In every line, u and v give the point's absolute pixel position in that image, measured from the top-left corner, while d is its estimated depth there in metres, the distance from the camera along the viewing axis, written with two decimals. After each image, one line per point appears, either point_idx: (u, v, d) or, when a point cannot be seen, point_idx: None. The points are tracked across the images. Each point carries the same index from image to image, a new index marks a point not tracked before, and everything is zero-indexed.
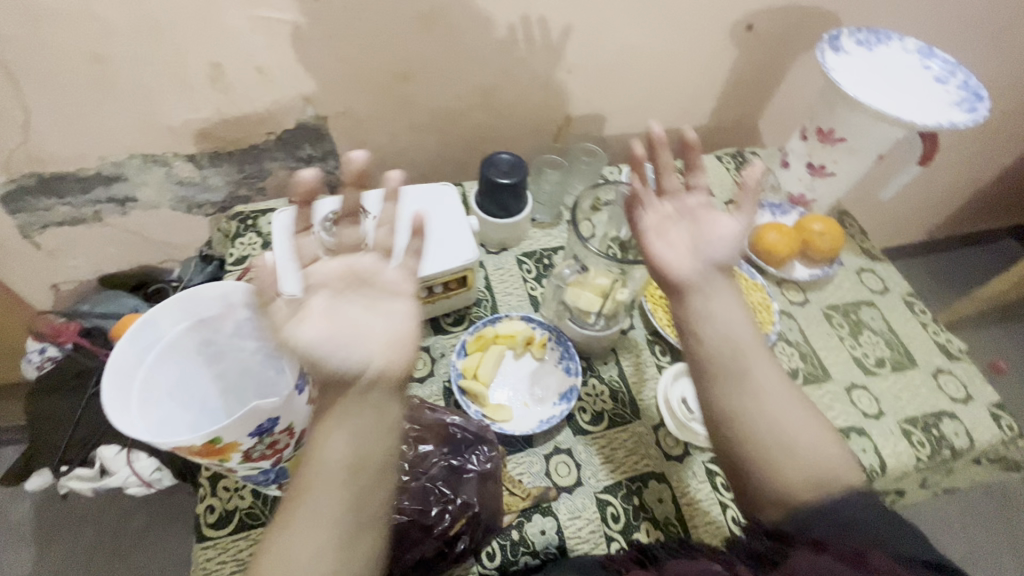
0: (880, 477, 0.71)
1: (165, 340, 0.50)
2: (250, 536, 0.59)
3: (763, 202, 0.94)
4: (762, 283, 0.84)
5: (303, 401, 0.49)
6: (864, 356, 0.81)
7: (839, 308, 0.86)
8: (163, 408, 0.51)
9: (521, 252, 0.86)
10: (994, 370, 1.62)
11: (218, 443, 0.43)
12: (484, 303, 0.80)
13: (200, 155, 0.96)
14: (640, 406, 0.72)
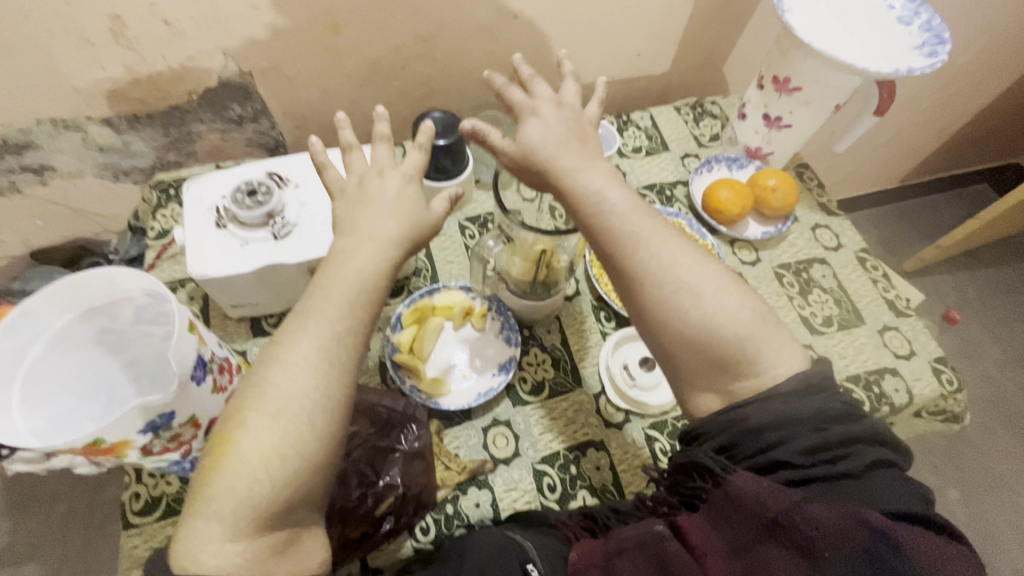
0: None
1: (52, 331, 0.47)
2: (178, 521, 0.58)
3: (718, 156, 0.90)
4: (711, 243, 0.81)
5: (203, 392, 0.46)
6: (812, 315, 0.80)
7: (790, 267, 0.84)
8: (58, 401, 0.48)
9: (463, 216, 0.82)
10: (949, 321, 1.64)
11: (103, 444, 0.41)
12: (424, 272, 0.77)
13: (117, 119, 0.88)
14: (582, 374, 0.71)
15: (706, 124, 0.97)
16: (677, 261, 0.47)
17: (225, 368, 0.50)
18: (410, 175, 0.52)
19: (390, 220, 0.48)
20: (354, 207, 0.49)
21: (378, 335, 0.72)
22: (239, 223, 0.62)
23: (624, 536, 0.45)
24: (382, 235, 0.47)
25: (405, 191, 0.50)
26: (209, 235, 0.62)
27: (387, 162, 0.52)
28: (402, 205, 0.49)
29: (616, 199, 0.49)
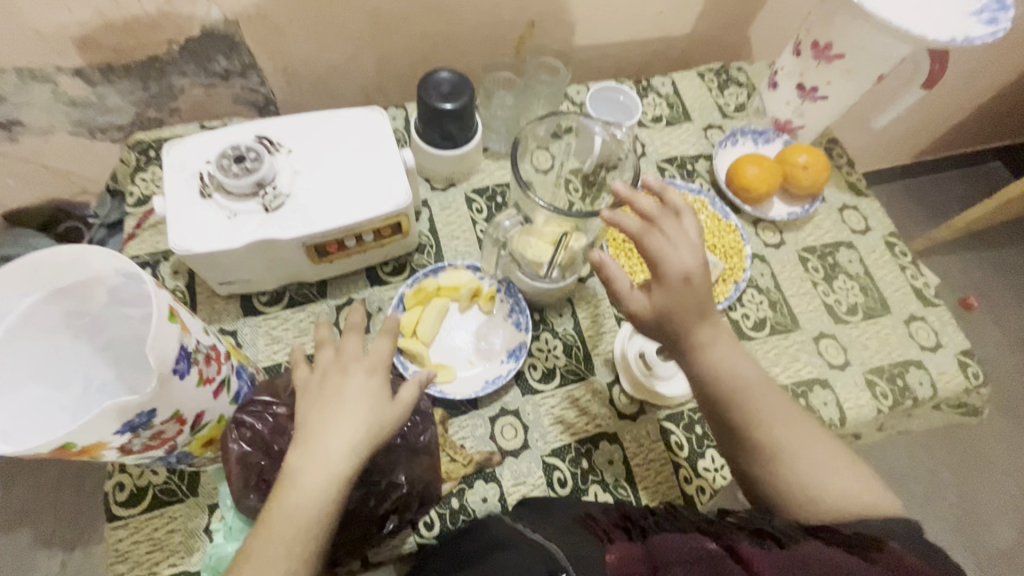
0: (839, 430, 0.69)
1: (16, 313, 0.43)
2: (165, 513, 0.54)
3: (744, 128, 0.84)
4: (735, 224, 0.76)
5: (187, 386, 0.42)
6: (836, 303, 0.76)
7: (815, 251, 0.79)
8: (26, 389, 0.44)
9: (470, 188, 0.76)
10: (966, 306, 1.57)
11: (75, 447, 0.36)
12: (428, 249, 0.72)
13: (90, 70, 0.80)
14: (595, 362, 0.67)
15: (732, 92, 0.90)
16: (800, 433, 0.49)
17: (212, 356, 0.46)
18: (375, 366, 0.46)
19: (346, 426, 0.42)
20: (312, 404, 0.44)
21: (379, 317, 0.67)
22: (225, 193, 0.56)
23: (670, 549, 0.41)
24: (335, 448, 0.41)
25: (369, 388, 0.44)
26: (192, 204, 0.56)
27: (351, 354, 0.46)
28: (361, 406, 0.43)
29: (749, 369, 0.51)
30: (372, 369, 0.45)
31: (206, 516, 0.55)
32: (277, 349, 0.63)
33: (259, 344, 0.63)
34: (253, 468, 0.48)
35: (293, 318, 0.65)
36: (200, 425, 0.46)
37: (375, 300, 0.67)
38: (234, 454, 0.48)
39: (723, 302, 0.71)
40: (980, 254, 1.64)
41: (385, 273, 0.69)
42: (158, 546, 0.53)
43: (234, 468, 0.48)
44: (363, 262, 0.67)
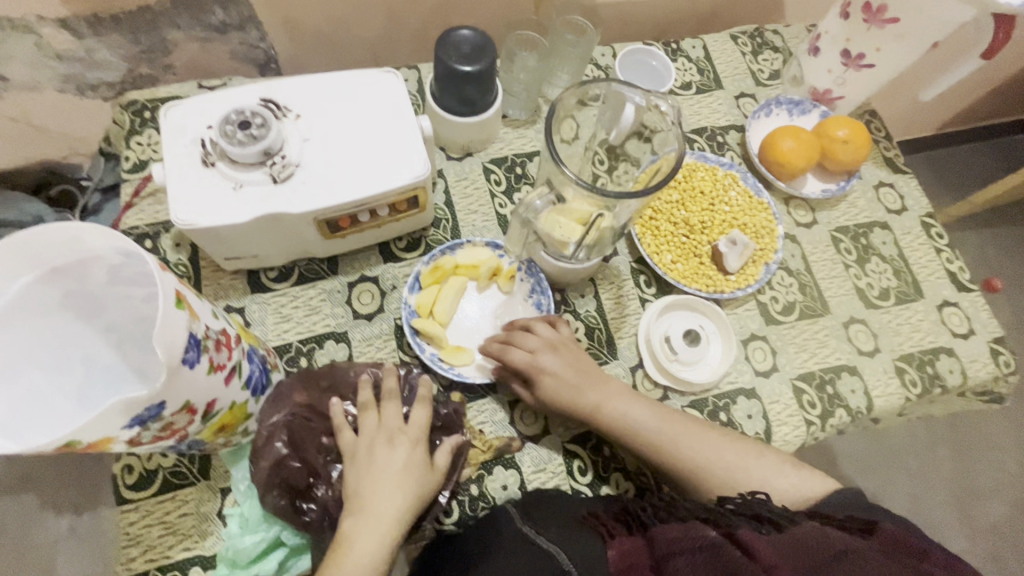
0: (865, 418, 0.67)
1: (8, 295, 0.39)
2: (177, 497, 0.53)
3: (780, 97, 0.79)
4: (767, 201, 0.72)
5: (198, 376, 0.39)
6: (868, 286, 0.73)
7: (849, 231, 0.75)
8: (25, 376, 0.41)
9: (488, 158, 0.72)
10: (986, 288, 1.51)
11: (80, 443, 0.34)
12: (443, 223, 0.68)
13: (75, 20, 0.73)
14: (619, 345, 0.65)
15: (766, 58, 0.85)
16: (724, 446, 0.54)
17: (223, 342, 0.43)
18: (417, 437, 0.53)
19: (395, 494, 0.49)
20: (363, 475, 0.50)
21: (392, 295, 0.64)
22: (230, 162, 0.52)
23: (673, 538, 0.41)
24: (385, 515, 0.47)
25: (414, 460, 0.51)
26: (194, 173, 0.52)
27: (392, 427, 0.53)
28: (407, 477, 0.50)
29: (653, 417, 0.56)
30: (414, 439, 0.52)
31: (219, 500, 0.53)
32: (288, 328, 0.60)
33: (268, 323, 0.60)
34: (285, 469, 0.51)
35: (303, 296, 0.62)
36: (212, 414, 0.43)
37: (389, 277, 0.64)
38: (272, 452, 0.52)
39: (753, 285, 0.68)
40: (1000, 229, 1.60)
41: (399, 248, 0.66)
42: (171, 530, 0.52)
43: (268, 465, 0.51)
44: (377, 237, 0.63)
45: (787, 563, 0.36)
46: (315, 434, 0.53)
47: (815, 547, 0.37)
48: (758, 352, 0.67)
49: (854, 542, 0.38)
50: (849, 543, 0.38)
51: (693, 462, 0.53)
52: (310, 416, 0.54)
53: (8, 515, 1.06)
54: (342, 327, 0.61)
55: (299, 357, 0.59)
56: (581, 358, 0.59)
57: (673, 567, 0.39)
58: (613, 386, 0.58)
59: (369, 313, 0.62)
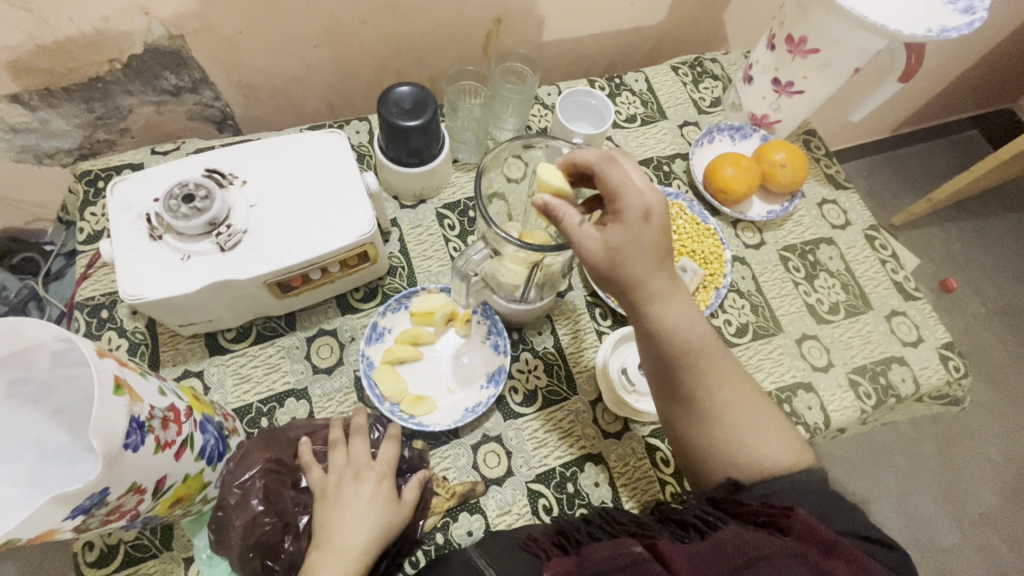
0: (823, 433, 0.68)
1: None
2: (140, 570, 0.53)
3: (720, 124, 0.82)
4: (713, 226, 0.75)
5: (143, 457, 0.40)
6: (818, 302, 0.75)
7: (796, 249, 0.78)
8: None
9: (441, 203, 0.74)
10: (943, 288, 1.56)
11: (21, 540, 0.35)
12: (399, 271, 0.69)
13: (27, 96, 0.74)
14: (578, 379, 0.66)
15: (706, 86, 0.88)
16: (740, 391, 0.48)
17: (171, 418, 0.43)
18: (385, 472, 0.53)
19: (361, 527, 0.48)
20: (328, 511, 0.50)
21: (352, 347, 0.65)
22: (176, 233, 0.53)
23: (601, 558, 0.40)
24: (350, 549, 0.47)
25: (378, 494, 0.51)
26: (141, 247, 0.53)
27: (359, 463, 0.53)
28: (372, 512, 0.50)
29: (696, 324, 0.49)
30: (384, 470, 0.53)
31: (182, 569, 0.53)
32: (247, 388, 0.61)
33: (227, 385, 0.61)
34: (259, 526, 0.52)
35: (262, 355, 0.63)
36: (164, 490, 0.44)
37: (347, 329, 0.65)
38: (246, 511, 0.52)
39: (706, 310, 0.70)
40: (959, 224, 1.64)
41: (356, 299, 0.67)
42: None
43: (242, 524, 0.52)
44: (334, 290, 0.64)
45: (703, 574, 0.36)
46: (287, 486, 0.54)
47: (729, 558, 0.37)
48: None
49: (768, 542, 0.37)
50: (761, 546, 0.37)
51: (709, 378, 0.47)
52: (281, 467, 0.55)
53: None
54: (302, 383, 0.62)
55: (260, 418, 0.60)
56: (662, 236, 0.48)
57: None
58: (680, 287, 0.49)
59: (329, 367, 0.63)
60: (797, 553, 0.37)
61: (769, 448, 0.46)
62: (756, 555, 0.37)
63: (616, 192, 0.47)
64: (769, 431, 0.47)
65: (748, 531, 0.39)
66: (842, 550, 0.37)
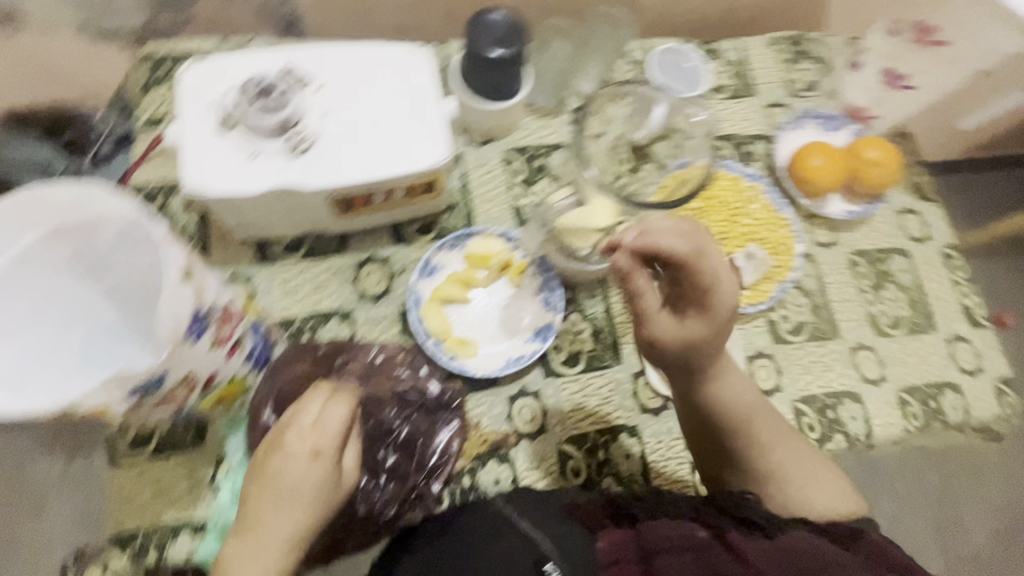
0: (862, 445, 0.67)
1: (16, 249, 0.39)
2: (171, 461, 0.53)
3: (813, 110, 0.77)
4: (790, 216, 0.70)
5: (201, 350, 0.39)
6: (881, 313, 0.72)
7: (868, 255, 0.74)
8: (27, 335, 0.41)
9: (509, 146, 0.70)
10: None
11: (81, 408, 0.34)
12: (458, 209, 0.66)
13: None
14: (623, 350, 0.64)
15: (804, 66, 0.82)
16: (787, 444, 0.49)
17: (229, 316, 0.42)
18: (321, 449, 0.42)
19: (287, 519, 0.40)
20: (252, 488, 0.41)
21: (400, 279, 0.63)
22: (247, 129, 0.51)
23: (664, 535, 0.41)
24: (275, 543, 0.40)
25: (309, 478, 0.41)
26: (209, 138, 0.50)
27: (299, 424, 0.42)
28: (301, 501, 0.41)
29: (745, 391, 0.49)
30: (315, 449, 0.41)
31: (212, 468, 0.53)
32: (292, 303, 0.60)
33: (272, 296, 0.60)
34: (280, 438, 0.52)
35: (310, 271, 0.61)
36: (212, 386, 0.43)
37: (398, 260, 0.63)
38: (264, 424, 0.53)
39: (765, 302, 0.67)
40: None
41: (411, 231, 0.65)
42: (164, 492, 0.52)
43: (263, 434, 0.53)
44: (392, 217, 0.62)
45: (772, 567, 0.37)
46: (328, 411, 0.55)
47: (797, 555, 0.38)
48: (761, 369, 0.66)
49: (838, 552, 0.38)
50: (829, 552, 0.38)
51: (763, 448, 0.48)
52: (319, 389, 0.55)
53: None
54: (347, 306, 0.61)
55: (302, 334, 0.59)
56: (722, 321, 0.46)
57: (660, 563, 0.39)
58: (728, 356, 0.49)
59: (376, 295, 0.62)
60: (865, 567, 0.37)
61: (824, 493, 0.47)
62: (825, 558, 0.37)
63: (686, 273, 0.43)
64: (823, 482, 0.48)
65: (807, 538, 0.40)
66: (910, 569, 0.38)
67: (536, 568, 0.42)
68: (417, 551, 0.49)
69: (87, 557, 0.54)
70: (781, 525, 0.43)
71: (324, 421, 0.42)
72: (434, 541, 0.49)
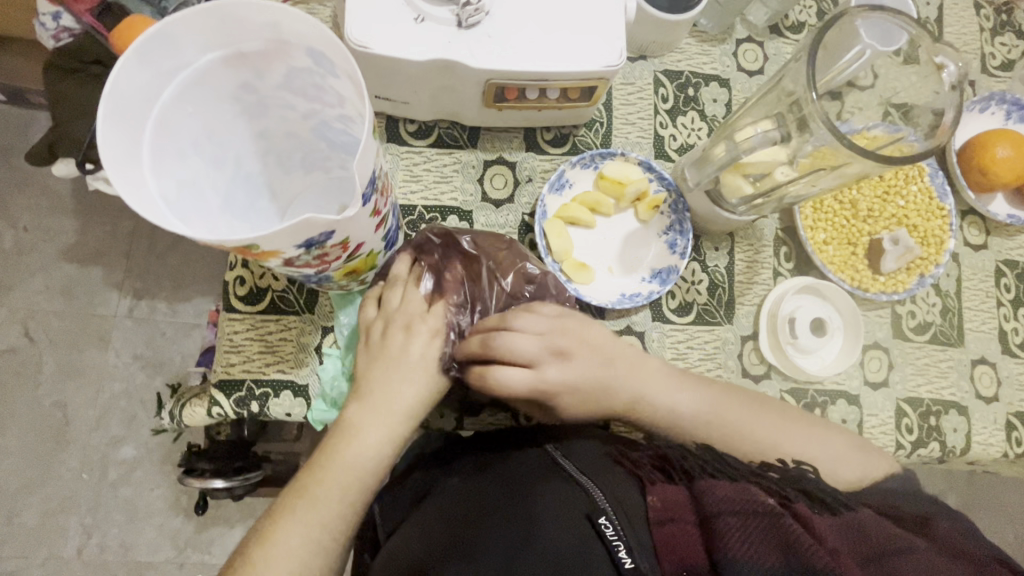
0: (954, 459, 0.64)
1: (191, 69, 0.36)
2: (281, 321, 0.53)
3: (1005, 94, 0.68)
4: (949, 207, 0.64)
5: (366, 214, 0.37)
6: (1013, 331, 0.66)
7: (1016, 267, 0.67)
8: (189, 164, 0.39)
9: (662, 68, 0.64)
10: None
11: (255, 249, 0.32)
12: (596, 127, 0.61)
13: None
14: (737, 310, 0.61)
15: (1007, 41, 0.71)
16: (774, 426, 0.49)
17: (385, 188, 0.40)
18: (437, 330, 0.49)
19: (407, 389, 0.47)
20: (373, 363, 0.47)
21: (525, 188, 0.60)
22: None
23: (723, 497, 0.37)
24: (396, 411, 0.46)
25: (429, 354, 0.48)
26: None
27: (413, 312, 0.49)
28: (420, 371, 0.47)
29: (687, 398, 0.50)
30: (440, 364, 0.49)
31: (319, 336, 0.53)
32: (415, 190, 0.57)
33: (397, 179, 0.57)
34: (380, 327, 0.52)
35: (437, 161, 0.58)
36: (355, 255, 0.42)
37: (527, 168, 0.59)
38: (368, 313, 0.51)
39: (901, 294, 0.62)
40: None
41: (545, 139, 0.60)
42: (270, 350, 0.53)
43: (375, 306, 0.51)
44: (531, 120, 0.57)
45: (848, 552, 0.33)
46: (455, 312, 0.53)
47: (873, 539, 0.34)
48: (873, 361, 0.62)
49: (914, 538, 0.34)
50: (906, 537, 0.34)
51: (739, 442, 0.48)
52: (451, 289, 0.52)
53: (77, 279, 1.12)
54: (469, 206, 0.58)
55: (420, 224, 0.57)
56: (597, 337, 0.51)
57: (719, 523, 0.35)
58: (654, 368, 0.51)
59: (498, 200, 0.58)
60: (952, 558, 0.33)
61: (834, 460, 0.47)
62: (901, 544, 0.33)
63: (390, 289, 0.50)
64: (836, 448, 0.48)
65: (869, 521, 0.36)
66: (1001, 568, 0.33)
67: (587, 519, 0.38)
68: (455, 483, 0.47)
69: (188, 395, 0.55)
70: (848, 503, 0.38)
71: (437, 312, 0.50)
72: (485, 456, 0.50)
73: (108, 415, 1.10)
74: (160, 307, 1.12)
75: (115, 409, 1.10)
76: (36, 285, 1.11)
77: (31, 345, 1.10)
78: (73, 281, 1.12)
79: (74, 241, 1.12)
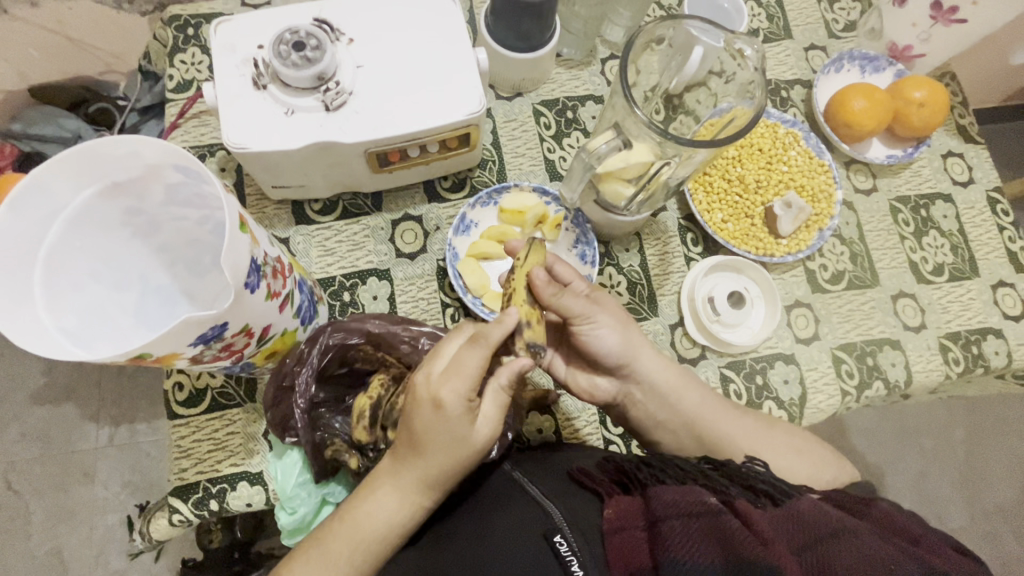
0: (902, 392, 0.66)
1: (71, 209, 0.39)
2: (225, 416, 0.55)
3: (853, 50, 0.74)
4: (829, 161, 0.69)
5: (256, 300, 0.39)
6: (922, 260, 0.70)
7: (909, 202, 0.72)
8: (89, 292, 0.42)
9: (539, 99, 0.69)
10: None
11: (150, 356, 0.35)
12: (489, 166, 0.66)
13: None
14: (659, 302, 0.64)
15: (844, 5, 0.78)
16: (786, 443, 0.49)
17: (281, 269, 0.43)
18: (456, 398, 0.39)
19: (436, 449, 0.40)
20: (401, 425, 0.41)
21: (436, 236, 0.63)
22: (282, 84, 0.50)
23: (671, 502, 0.38)
24: (419, 471, 0.40)
25: (450, 425, 0.39)
26: (247, 97, 0.50)
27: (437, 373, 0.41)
28: (448, 440, 0.39)
29: (688, 395, 0.51)
30: (458, 407, 0.39)
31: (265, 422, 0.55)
32: (331, 262, 0.60)
33: (312, 256, 0.60)
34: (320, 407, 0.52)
35: (346, 231, 0.61)
36: (266, 338, 0.44)
37: (433, 218, 0.63)
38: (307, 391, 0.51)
39: (804, 251, 0.66)
40: None
41: (444, 188, 0.64)
42: (219, 446, 0.54)
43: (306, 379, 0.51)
44: (426, 172, 0.61)
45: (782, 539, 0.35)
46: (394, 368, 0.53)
47: (807, 527, 0.35)
48: (800, 319, 0.65)
49: (851, 521, 0.35)
50: (843, 522, 0.35)
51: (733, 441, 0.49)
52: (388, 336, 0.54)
53: (52, 421, 1.12)
54: (385, 265, 0.61)
55: (342, 292, 0.60)
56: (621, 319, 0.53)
57: (667, 528, 0.36)
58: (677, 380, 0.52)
59: (412, 253, 0.62)
60: (880, 534, 0.35)
61: (794, 460, 0.48)
62: (838, 529, 0.34)
63: (437, 366, 0.41)
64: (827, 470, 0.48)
65: (810, 506, 0.37)
66: (925, 536, 0.35)
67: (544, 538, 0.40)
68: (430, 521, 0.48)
69: (152, 510, 0.56)
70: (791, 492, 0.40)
71: (462, 383, 0.39)
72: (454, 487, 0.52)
73: (105, 549, 1.08)
74: (140, 430, 1.12)
75: (112, 542, 1.08)
76: (11, 436, 1.11)
77: (17, 498, 1.09)
78: (47, 424, 1.11)
79: (43, 386, 1.13)
